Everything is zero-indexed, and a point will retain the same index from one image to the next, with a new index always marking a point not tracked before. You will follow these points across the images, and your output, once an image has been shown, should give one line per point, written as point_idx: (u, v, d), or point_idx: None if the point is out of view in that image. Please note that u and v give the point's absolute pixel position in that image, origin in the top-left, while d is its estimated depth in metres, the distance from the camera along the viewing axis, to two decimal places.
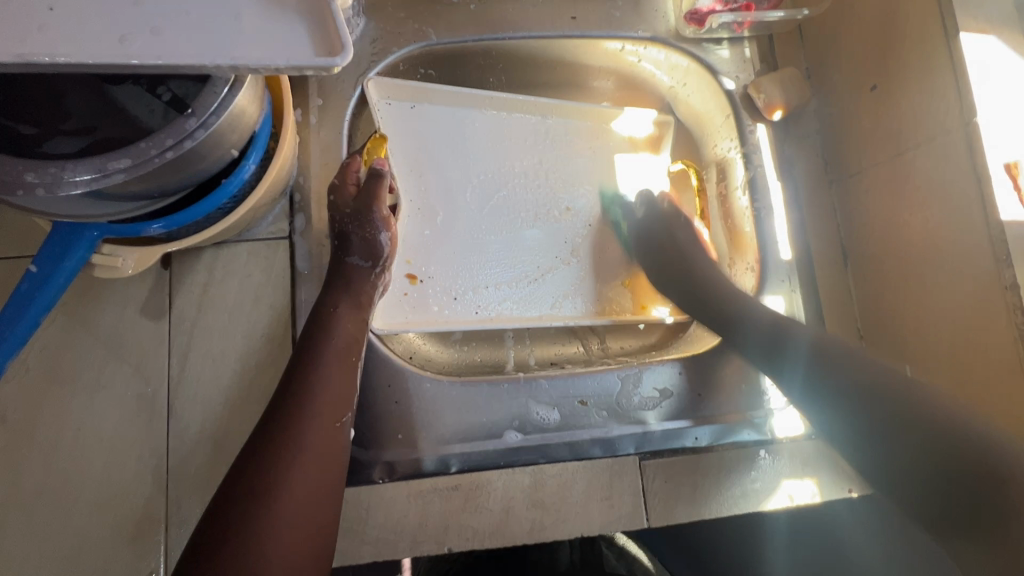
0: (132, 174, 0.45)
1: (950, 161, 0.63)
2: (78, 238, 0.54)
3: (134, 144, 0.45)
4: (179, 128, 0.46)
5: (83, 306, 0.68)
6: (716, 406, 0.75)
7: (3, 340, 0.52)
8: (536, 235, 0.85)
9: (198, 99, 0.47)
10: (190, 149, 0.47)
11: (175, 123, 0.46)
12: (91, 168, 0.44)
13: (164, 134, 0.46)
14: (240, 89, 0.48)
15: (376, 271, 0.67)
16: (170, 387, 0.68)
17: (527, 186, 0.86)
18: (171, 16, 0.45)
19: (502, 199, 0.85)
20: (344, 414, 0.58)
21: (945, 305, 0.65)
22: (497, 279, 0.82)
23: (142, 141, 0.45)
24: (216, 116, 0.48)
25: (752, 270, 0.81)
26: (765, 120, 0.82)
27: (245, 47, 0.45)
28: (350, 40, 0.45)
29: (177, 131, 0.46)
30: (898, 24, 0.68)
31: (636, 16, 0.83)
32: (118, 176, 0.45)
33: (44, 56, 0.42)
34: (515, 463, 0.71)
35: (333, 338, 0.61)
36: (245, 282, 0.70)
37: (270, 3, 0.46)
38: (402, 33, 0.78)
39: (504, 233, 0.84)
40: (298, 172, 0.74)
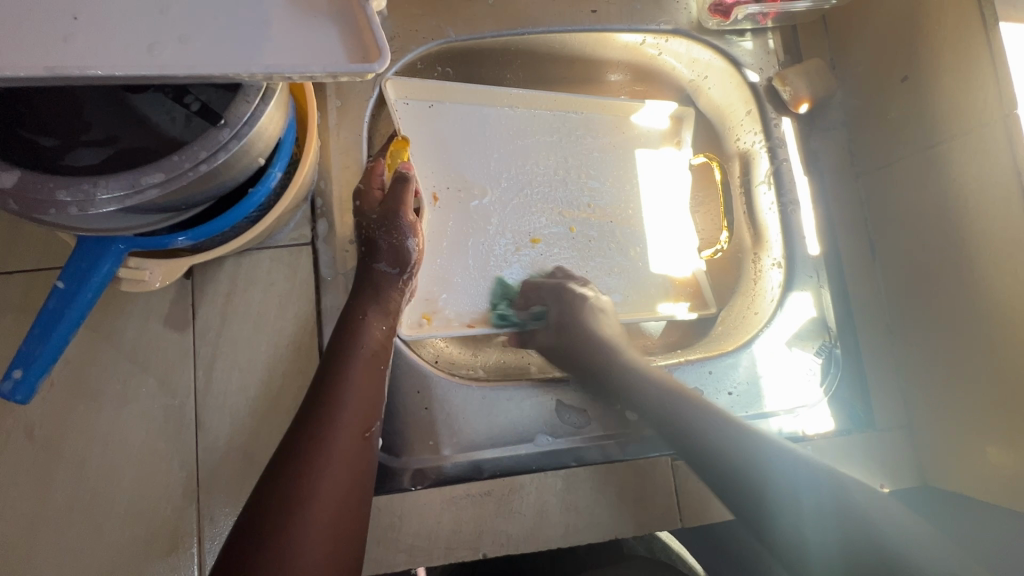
0: (165, 189, 0.44)
1: (993, 152, 0.61)
2: (104, 252, 0.52)
3: (166, 158, 0.43)
4: (212, 140, 0.44)
5: (104, 318, 0.67)
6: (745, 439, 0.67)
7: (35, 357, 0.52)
8: (557, 238, 0.84)
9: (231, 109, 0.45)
10: (223, 161, 0.46)
11: (208, 135, 0.44)
12: (124, 183, 0.42)
13: (197, 146, 0.44)
14: (272, 98, 0.46)
15: (403, 278, 0.65)
16: (197, 399, 0.67)
17: (547, 187, 0.85)
18: (200, 24, 0.43)
19: (525, 198, 0.84)
20: (373, 424, 0.58)
21: (992, 303, 0.63)
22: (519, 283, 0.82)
23: (174, 155, 0.43)
24: (249, 126, 0.46)
25: (780, 267, 0.79)
26: (790, 113, 0.81)
27: (278, 54, 0.44)
28: (385, 44, 0.43)
29: (211, 143, 0.44)
30: (933, 12, 0.66)
31: (657, 8, 0.81)
32: (151, 191, 0.43)
33: (73, 69, 0.40)
34: (545, 469, 0.70)
35: (362, 348, 0.59)
36: (269, 290, 0.69)
37: (302, 10, 0.44)
38: (419, 29, 0.76)
39: (527, 235, 0.83)
40: (319, 176, 0.72)
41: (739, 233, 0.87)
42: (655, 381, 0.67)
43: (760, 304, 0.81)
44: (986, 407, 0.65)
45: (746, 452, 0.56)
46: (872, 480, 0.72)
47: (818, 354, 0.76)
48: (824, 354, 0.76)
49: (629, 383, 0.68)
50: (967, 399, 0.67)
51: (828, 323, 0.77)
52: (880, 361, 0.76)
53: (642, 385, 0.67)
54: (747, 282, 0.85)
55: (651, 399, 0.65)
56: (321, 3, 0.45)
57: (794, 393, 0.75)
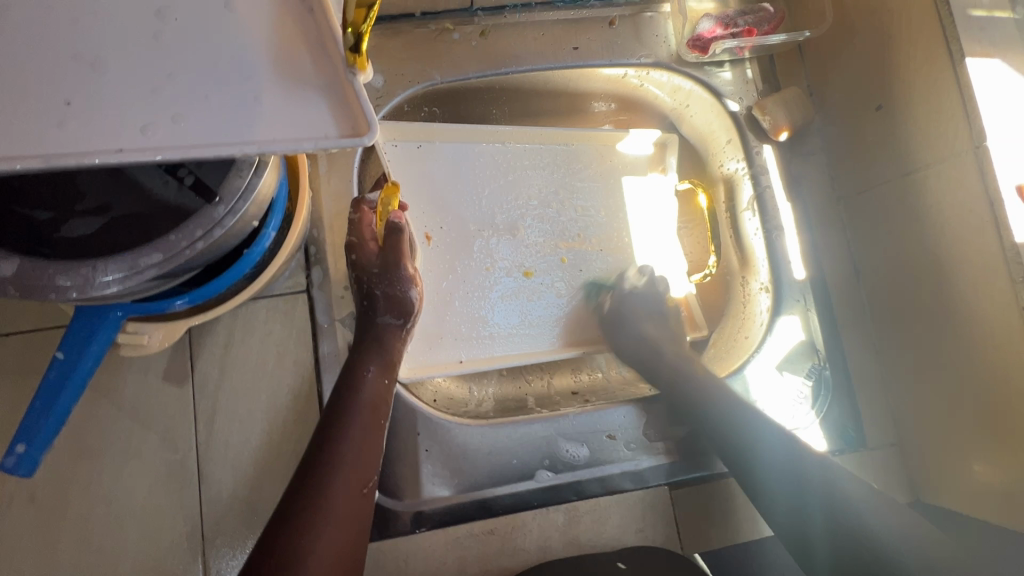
0: (163, 268, 0.44)
1: (964, 183, 0.63)
2: (102, 320, 0.53)
3: (164, 237, 0.44)
4: (208, 217, 0.45)
5: (103, 376, 0.67)
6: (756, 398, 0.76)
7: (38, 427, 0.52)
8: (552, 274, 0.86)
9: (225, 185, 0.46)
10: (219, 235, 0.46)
11: (204, 212, 0.45)
12: (123, 266, 0.43)
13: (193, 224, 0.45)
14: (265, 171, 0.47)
15: (406, 328, 0.67)
16: (199, 452, 0.67)
17: (539, 220, 0.86)
18: (191, 102, 0.44)
19: (517, 232, 0.85)
20: (372, 478, 0.58)
21: (974, 329, 0.65)
22: (512, 322, 0.83)
23: (171, 234, 0.44)
24: (244, 201, 0.47)
25: (767, 291, 0.81)
26: (771, 140, 0.83)
27: (269, 129, 0.45)
28: (375, 118, 0.44)
29: (206, 221, 0.45)
30: (902, 46, 0.68)
31: (637, 43, 0.83)
32: (150, 271, 0.44)
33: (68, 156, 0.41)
34: (549, 504, 0.71)
35: (362, 402, 0.60)
36: (267, 339, 0.70)
37: (290, 82, 0.45)
38: (405, 74, 0.78)
39: (521, 268, 0.84)
40: (311, 225, 0.73)
41: (726, 255, 0.89)
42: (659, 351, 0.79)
43: (751, 328, 0.83)
44: (972, 426, 0.66)
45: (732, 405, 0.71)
46: None
47: (809, 377, 0.78)
48: (813, 376, 0.78)
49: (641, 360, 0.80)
50: (951, 418, 0.69)
51: (818, 345, 0.79)
52: (869, 381, 0.78)
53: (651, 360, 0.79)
54: (737, 304, 0.87)
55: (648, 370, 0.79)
56: (309, 76, 0.46)
57: (787, 416, 0.77)
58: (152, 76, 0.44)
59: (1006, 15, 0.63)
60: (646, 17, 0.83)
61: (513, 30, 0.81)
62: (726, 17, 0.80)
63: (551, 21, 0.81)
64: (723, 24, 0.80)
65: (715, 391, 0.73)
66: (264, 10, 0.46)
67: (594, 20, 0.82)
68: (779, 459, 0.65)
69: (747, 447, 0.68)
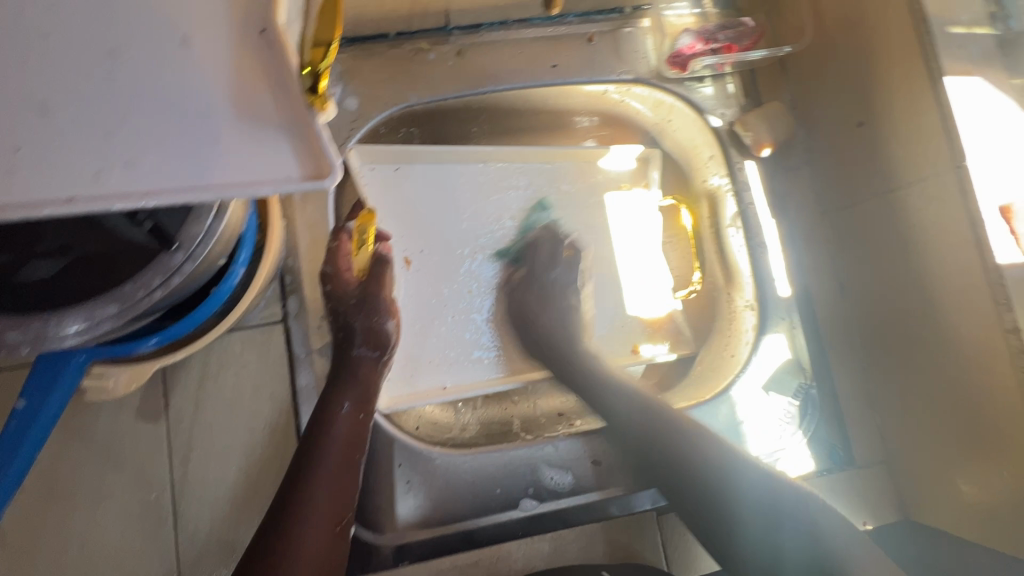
0: (119, 318, 0.46)
1: (945, 202, 0.62)
2: (65, 366, 0.52)
3: (119, 288, 0.46)
4: (165, 264, 0.47)
5: (74, 415, 0.66)
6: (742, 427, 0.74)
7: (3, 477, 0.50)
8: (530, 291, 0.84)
9: (183, 231, 0.47)
10: (178, 281, 0.48)
11: (161, 260, 0.46)
12: (78, 318, 0.45)
13: (149, 272, 0.47)
14: (224, 215, 0.48)
15: (382, 360, 0.66)
16: (174, 491, 0.66)
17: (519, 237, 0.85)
18: (146, 143, 0.41)
19: (500, 252, 0.84)
20: (345, 515, 0.57)
21: (955, 350, 0.63)
22: (496, 341, 0.82)
23: (127, 284, 0.46)
24: (202, 245, 0.48)
25: (753, 310, 0.81)
26: (753, 156, 0.82)
27: (229, 172, 0.42)
28: (338, 160, 0.43)
29: (163, 269, 0.46)
30: (883, 62, 0.67)
31: (616, 58, 0.81)
32: (107, 322, 0.46)
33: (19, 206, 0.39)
34: (532, 534, 0.69)
35: (335, 439, 0.59)
36: (242, 373, 0.69)
37: (250, 120, 0.43)
38: (380, 96, 0.76)
39: (504, 289, 0.83)
40: (286, 254, 0.72)
41: (711, 271, 0.88)
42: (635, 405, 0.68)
43: (736, 346, 0.82)
44: (957, 448, 0.65)
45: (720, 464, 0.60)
46: (857, 519, 0.73)
47: (795, 397, 0.78)
48: (800, 396, 0.78)
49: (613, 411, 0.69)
50: (934, 439, 0.68)
51: (802, 363, 0.79)
52: (856, 399, 0.77)
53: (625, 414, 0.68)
54: (723, 321, 0.86)
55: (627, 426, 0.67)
56: (271, 115, 0.43)
57: (773, 434, 0.76)
58: (103, 119, 0.41)
59: (985, 32, 0.62)
60: (626, 32, 0.82)
61: (490, 49, 0.79)
62: (706, 31, 0.80)
63: (529, 38, 0.80)
64: (703, 39, 0.79)
65: (706, 448, 0.62)
66: (221, 46, 0.41)
67: (572, 36, 0.81)
68: (773, 530, 0.56)
69: (737, 514, 0.58)
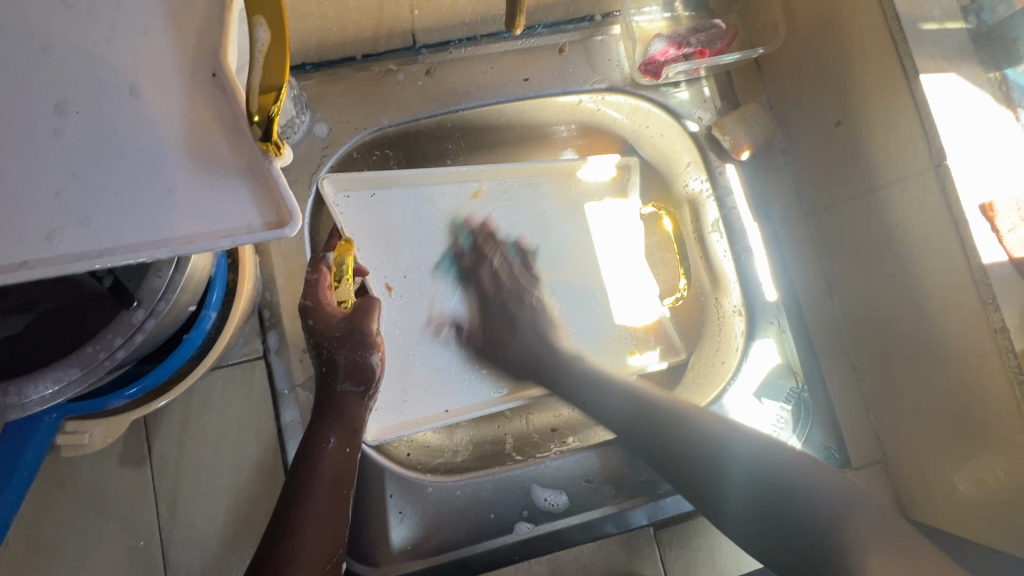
0: (86, 381, 0.45)
1: (928, 201, 0.61)
2: (37, 424, 0.52)
3: (81, 351, 0.45)
4: (127, 323, 0.46)
5: (58, 466, 0.65)
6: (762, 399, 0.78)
7: None
8: (471, 331, 0.81)
9: (144, 288, 0.46)
10: (143, 339, 0.48)
11: (123, 319, 0.46)
12: (45, 385, 0.44)
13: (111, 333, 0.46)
14: (184, 269, 0.47)
15: (368, 394, 0.64)
16: (163, 537, 0.65)
17: (451, 266, 0.82)
18: (98, 202, 0.40)
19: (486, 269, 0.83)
20: (335, 554, 0.56)
21: (943, 349, 0.62)
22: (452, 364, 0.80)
23: (89, 346, 0.45)
24: (165, 301, 0.47)
25: (741, 314, 0.81)
26: (733, 159, 0.81)
27: (186, 225, 0.41)
28: (298, 206, 0.41)
29: (125, 327, 0.46)
30: (856, 61, 0.66)
31: (589, 68, 0.80)
32: (75, 386, 0.45)
33: None
34: (531, 557, 0.68)
35: (323, 478, 0.58)
36: (225, 412, 0.68)
37: (204, 170, 0.41)
38: (350, 121, 0.75)
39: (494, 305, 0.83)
40: (263, 288, 0.71)
41: (696, 276, 0.88)
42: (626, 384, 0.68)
43: (727, 352, 0.82)
44: (951, 447, 0.64)
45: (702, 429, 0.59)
46: None
47: (787, 402, 0.78)
48: (792, 401, 0.78)
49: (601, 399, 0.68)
50: (931, 439, 0.67)
51: (793, 367, 0.78)
52: (850, 402, 0.76)
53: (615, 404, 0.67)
54: (713, 326, 0.86)
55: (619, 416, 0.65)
56: (227, 161, 0.41)
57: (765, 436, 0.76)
58: (57, 178, 0.40)
59: (959, 26, 0.61)
60: (597, 40, 0.81)
61: (460, 65, 0.78)
62: (678, 36, 0.78)
63: (499, 53, 0.79)
64: (675, 44, 0.78)
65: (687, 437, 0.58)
66: (174, 94, 0.42)
67: (542, 48, 0.79)
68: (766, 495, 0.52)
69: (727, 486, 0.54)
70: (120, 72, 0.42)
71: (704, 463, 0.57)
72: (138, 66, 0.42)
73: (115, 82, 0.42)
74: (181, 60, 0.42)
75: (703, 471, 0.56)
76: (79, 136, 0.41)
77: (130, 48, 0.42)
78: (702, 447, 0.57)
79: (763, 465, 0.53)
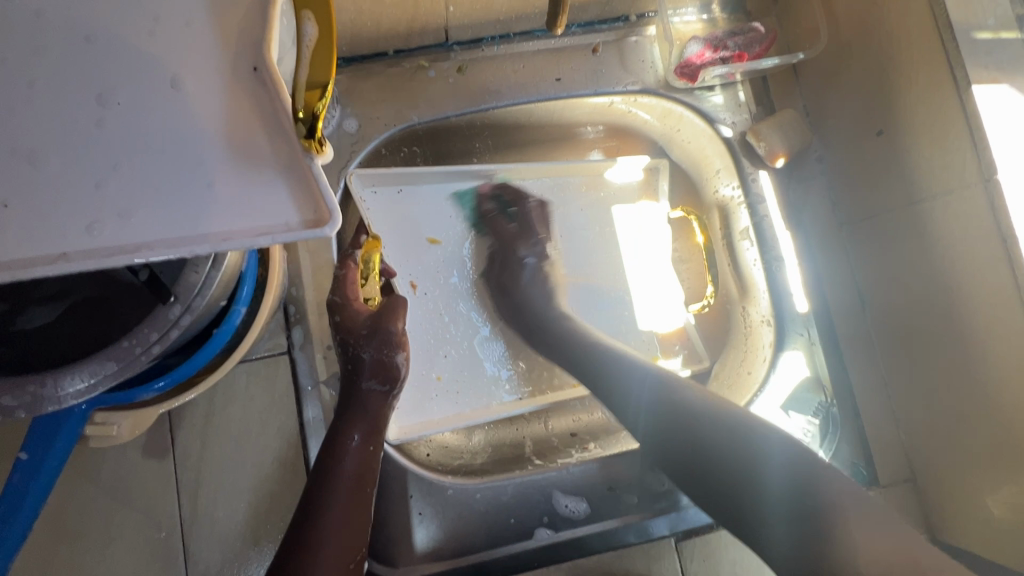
0: (120, 375, 0.45)
1: (974, 215, 0.59)
2: (68, 415, 0.52)
3: (117, 345, 0.45)
4: (163, 318, 0.46)
5: (82, 454, 0.65)
6: (790, 412, 0.76)
7: (11, 521, 0.51)
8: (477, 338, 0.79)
9: (180, 282, 0.46)
10: (178, 335, 0.47)
11: (160, 314, 0.46)
12: (80, 377, 0.44)
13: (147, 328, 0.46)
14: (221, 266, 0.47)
15: (392, 394, 0.63)
16: (183, 529, 0.65)
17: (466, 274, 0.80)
18: (139, 195, 0.40)
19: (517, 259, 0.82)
20: (357, 554, 0.55)
21: (985, 370, 0.60)
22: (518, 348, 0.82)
23: (125, 341, 0.45)
24: (201, 297, 0.47)
25: (769, 324, 0.80)
26: (767, 166, 0.80)
27: (223, 219, 0.40)
28: (338, 207, 0.40)
29: (161, 323, 0.46)
30: (901, 68, 0.65)
31: (622, 70, 0.79)
32: (109, 380, 0.45)
33: (18, 266, 0.38)
34: (549, 564, 0.68)
35: (347, 476, 0.57)
36: (248, 406, 0.67)
37: (243, 165, 0.40)
38: (380, 117, 0.75)
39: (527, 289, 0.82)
40: (289, 284, 0.70)
41: (724, 284, 0.86)
42: (646, 385, 0.60)
43: (754, 363, 0.81)
44: (984, 469, 0.62)
45: (736, 433, 0.51)
46: None
47: (815, 416, 0.76)
48: (821, 414, 0.76)
49: (627, 401, 0.60)
50: (964, 461, 0.65)
51: (823, 381, 0.77)
52: (879, 416, 0.74)
53: (631, 395, 0.60)
54: (739, 335, 0.84)
55: (634, 402, 0.60)
56: (266, 156, 0.41)
57: None
58: (97, 169, 0.40)
59: (1015, 35, 0.59)
60: (631, 41, 0.80)
61: (492, 61, 0.77)
62: (714, 38, 0.77)
63: (532, 51, 0.78)
64: (712, 47, 0.76)
65: (702, 414, 0.54)
66: (216, 88, 0.41)
67: (576, 47, 0.78)
68: (791, 491, 0.45)
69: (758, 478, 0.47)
70: (163, 65, 0.42)
71: (728, 449, 0.50)
72: (181, 59, 0.42)
73: (158, 75, 0.41)
74: (225, 53, 0.42)
75: (730, 472, 0.49)
76: (121, 127, 0.41)
77: (172, 41, 0.42)
78: (729, 437, 0.50)
79: (809, 483, 0.45)
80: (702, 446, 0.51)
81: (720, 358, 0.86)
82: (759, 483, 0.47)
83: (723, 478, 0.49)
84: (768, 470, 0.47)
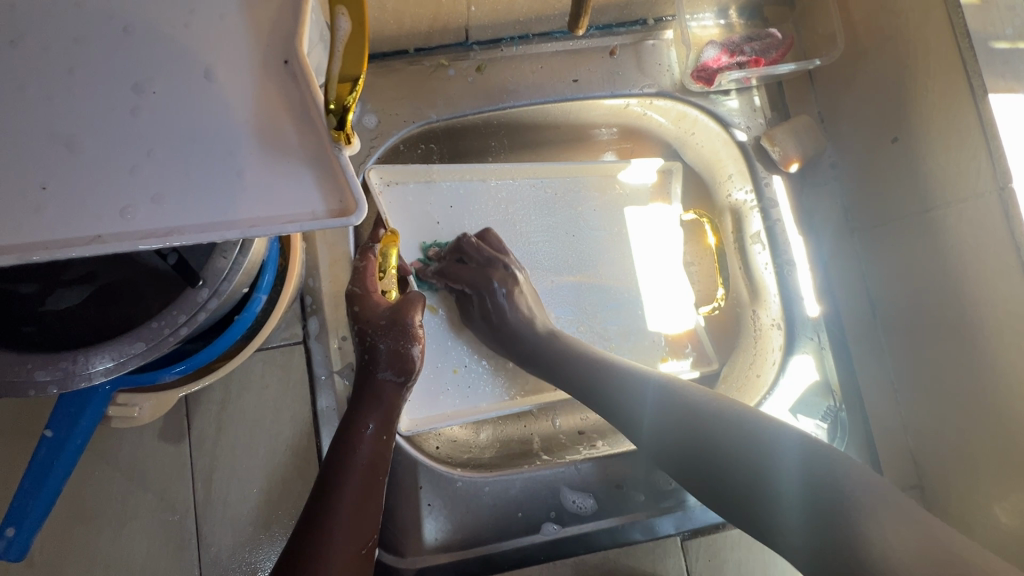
0: (149, 355, 0.47)
1: (988, 223, 0.60)
2: (93, 393, 0.53)
3: (146, 325, 0.47)
4: (192, 301, 0.48)
5: (100, 437, 0.66)
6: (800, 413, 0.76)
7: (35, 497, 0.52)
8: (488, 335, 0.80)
9: (208, 268, 0.48)
10: (204, 318, 0.49)
11: (188, 297, 0.48)
12: (110, 356, 0.46)
13: (176, 309, 0.48)
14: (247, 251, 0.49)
15: (407, 385, 0.63)
16: (197, 512, 0.66)
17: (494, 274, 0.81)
18: (170, 181, 0.41)
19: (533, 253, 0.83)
20: (369, 540, 0.56)
21: (995, 377, 0.61)
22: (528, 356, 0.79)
23: (154, 321, 0.47)
24: (227, 282, 0.49)
25: (779, 328, 0.79)
26: (780, 171, 0.80)
27: (252, 206, 0.41)
28: (363, 194, 0.40)
29: (190, 305, 0.47)
30: (917, 77, 0.65)
31: (639, 72, 0.80)
32: (137, 359, 0.47)
33: (53, 247, 0.39)
34: (556, 558, 0.68)
35: (361, 462, 0.58)
36: (263, 394, 0.69)
37: (272, 155, 0.41)
38: (400, 113, 0.76)
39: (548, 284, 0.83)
40: (307, 275, 0.71)
41: (735, 287, 0.86)
42: (660, 395, 0.59)
43: (763, 366, 0.81)
44: (992, 476, 0.62)
45: (752, 447, 0.49)
46: None
47: (824, 419, 0.75)
48: (829, 418, 0.75)
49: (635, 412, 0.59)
50: (973, 467, 0.65)
51: (832, 385, 0.76)
52: (887, 421, 0.74)
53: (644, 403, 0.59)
54: (748, 339, 0.84)
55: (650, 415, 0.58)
56: (294, 147, 0.42)
57: None
58: (131, 155, 0.41)
59: None
60: (648, 45, 0.81)
61: (511, 61, 0.78)
62: (731, 43, 0.78)
63: (550, 52, 0.79)
64: (729, 52, 0.77)
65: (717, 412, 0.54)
66: (246, 79, 0.42)
67: (594, 49, 0.79)
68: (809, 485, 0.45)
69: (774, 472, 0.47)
70: (196, 56, 0.43)
71: (744, 451, 0.49)
72: (215, 50, 0.43)
73: (191, 65, 0.43)
74: (256, 45, 0.43)
75: (749, 472, 0.48)
76: (155, 115, 0.42)
77: (206, 32, 0.43)
78: (745, 439, 0.50)
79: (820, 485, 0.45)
80: (720, 449, 0.51)
81: (728, 361, 0.86)
82: (771, 479, 0.47)
83: (731, 483, 0.49)
84: (779, 471, 0.47)
